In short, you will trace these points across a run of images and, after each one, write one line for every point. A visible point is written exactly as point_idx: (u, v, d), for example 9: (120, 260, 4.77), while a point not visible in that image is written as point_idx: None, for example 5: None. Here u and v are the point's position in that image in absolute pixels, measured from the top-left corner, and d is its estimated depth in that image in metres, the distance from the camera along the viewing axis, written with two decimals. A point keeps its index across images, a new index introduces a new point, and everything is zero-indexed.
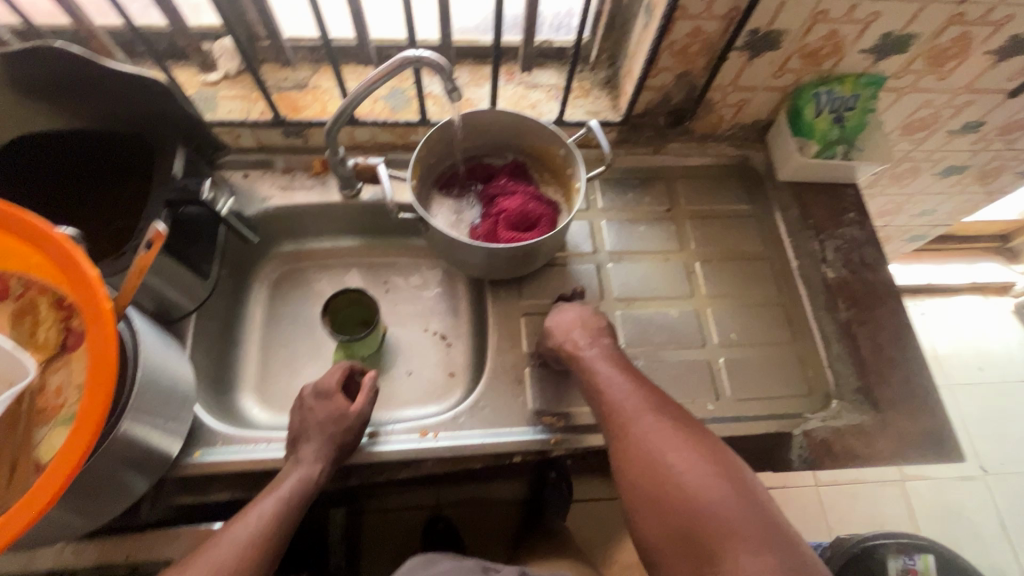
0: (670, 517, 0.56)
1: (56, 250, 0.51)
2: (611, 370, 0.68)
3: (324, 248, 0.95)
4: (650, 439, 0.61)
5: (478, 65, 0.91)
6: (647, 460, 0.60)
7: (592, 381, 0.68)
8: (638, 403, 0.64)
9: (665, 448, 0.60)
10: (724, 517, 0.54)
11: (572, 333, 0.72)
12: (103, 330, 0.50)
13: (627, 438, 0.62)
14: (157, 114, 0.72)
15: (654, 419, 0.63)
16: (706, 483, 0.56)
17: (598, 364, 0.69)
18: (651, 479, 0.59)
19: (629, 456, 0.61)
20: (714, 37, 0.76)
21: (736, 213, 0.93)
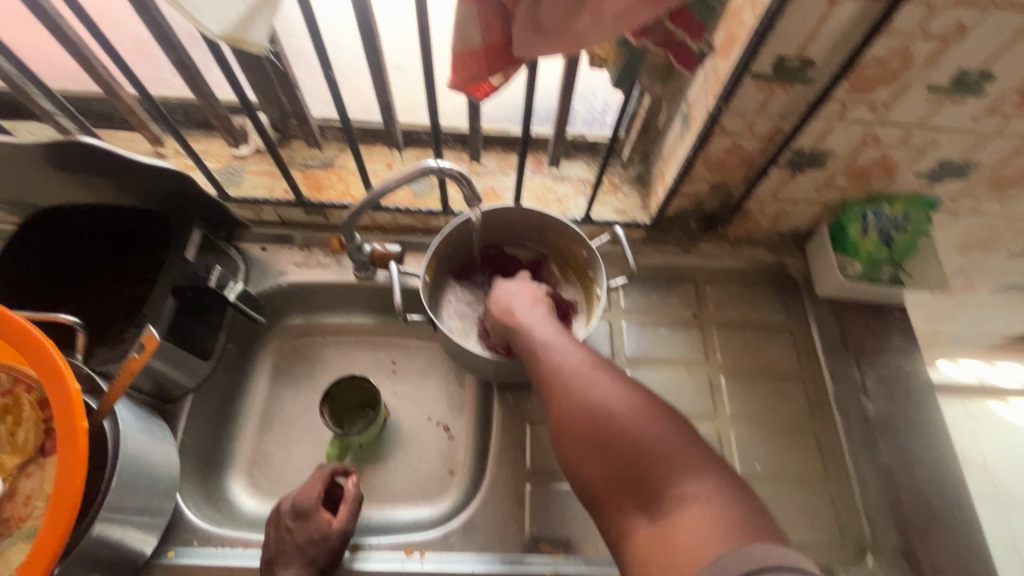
0: (598, 452, 0.49)
1: (37, 360, 0.48)
2: (538, 318, 0.62)
3: (335, 323, 0.93)
4: (574, 373, 0.54)
5: (506, 154, 0.89)
6: (569, 394, 0.52)
7: (526, 336, 0.60)
8: (565, 347, 0.57)
9: (589, 378, 0.53)
10: (651, 437, 0.48)
11: (508, 293, 0.66)
12: (70, 454, 0.46)
13: (552, 385, 0.54)
14: (178, 196, 0.73)
15: (578, 355, 0.56)
16: (637, 411, 0.49)
17: (530, 318, 0.62)
18: (579, 415, 0.51)
19: (557, 396, 0.53)
20: (754, 153, 0.72)
21: (770, 324, 0.87)
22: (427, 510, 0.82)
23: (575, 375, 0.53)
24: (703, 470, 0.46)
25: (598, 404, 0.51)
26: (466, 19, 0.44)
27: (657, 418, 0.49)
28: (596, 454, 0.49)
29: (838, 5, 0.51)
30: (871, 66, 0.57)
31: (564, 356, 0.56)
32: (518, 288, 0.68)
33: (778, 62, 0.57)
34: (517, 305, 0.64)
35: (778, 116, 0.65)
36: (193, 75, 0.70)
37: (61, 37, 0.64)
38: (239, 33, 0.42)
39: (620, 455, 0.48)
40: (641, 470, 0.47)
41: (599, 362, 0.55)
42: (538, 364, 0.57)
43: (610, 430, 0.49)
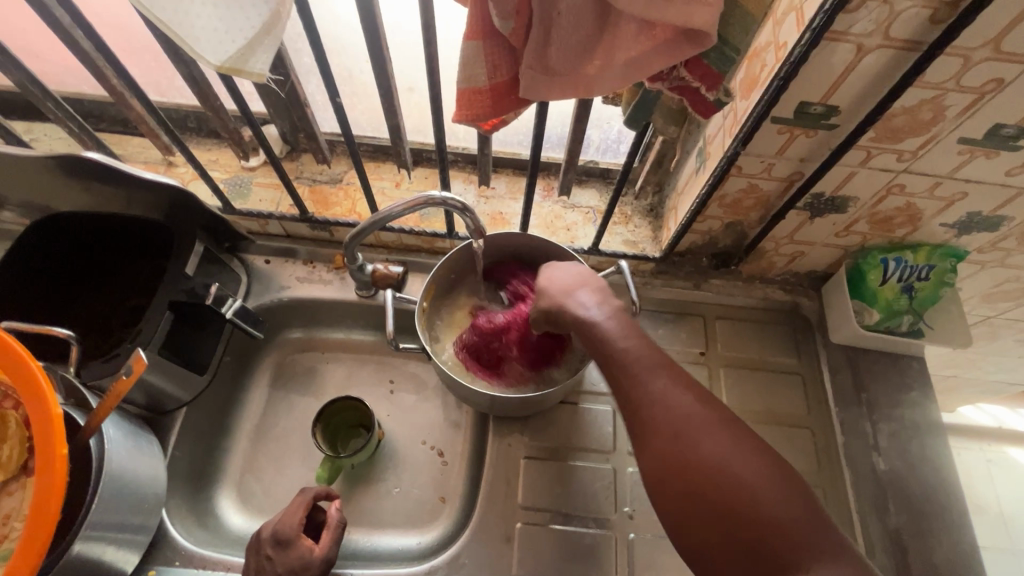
0: (704, 507, 0.43)
1: (23, 381, 0.48)
2: (622, 331, 0.54)
3: (335, 339, 0.92)
4: (679, 412, 0.47)
5: (516, 177, 0.87)
6: (675, 436, 0.46)
7: (611, 356, 0.53)
8: (659, 372, 0.50)
9: (698, 423, 0.46)
10: (773, 504, 0.41)
11: (578, 295, 0.59)
12: (49, 479, 0.46)
13: (651, 421, 0.48)
14: (182, 208, 0.72)
15: (681, 387, 0.49)
16: (758, 469, 0.43)
17: (614, 331, 0.54)
18: (685, 462, 0.44)
19: (656, 436, 0.47)
20: (772, 195, 0.69)
21: (780, 368, 0.84)
22: (414, 539, 0.80)
23: (679, 414, 0.47)
24: (834, 552, 0.39)
25: (711, 456, 0.44)
26: (473, 58, 0.42)
27: (776, 478, 0.43)
28: (701, 507, 0.43)
29: (867, 53, 0.49)
30: (899, 116, 0.54)
31: (666, 388, 0.49)
32: (584, 288, 0.60)
33: (800, 107, 0.55)
34: (589, 306, 0.57)
35: (798, 160, 0.62)
36: (203, 89, 0.69)
37: (73, 46, 0.64)
38: (239, 63, 0.41)
39: (734, 517, 0.42)
40: (756, 539, 0.41)
41: (708, 398, 0.48)
42: (629, 390, 0.50)
43: (725, 487, 0.43)
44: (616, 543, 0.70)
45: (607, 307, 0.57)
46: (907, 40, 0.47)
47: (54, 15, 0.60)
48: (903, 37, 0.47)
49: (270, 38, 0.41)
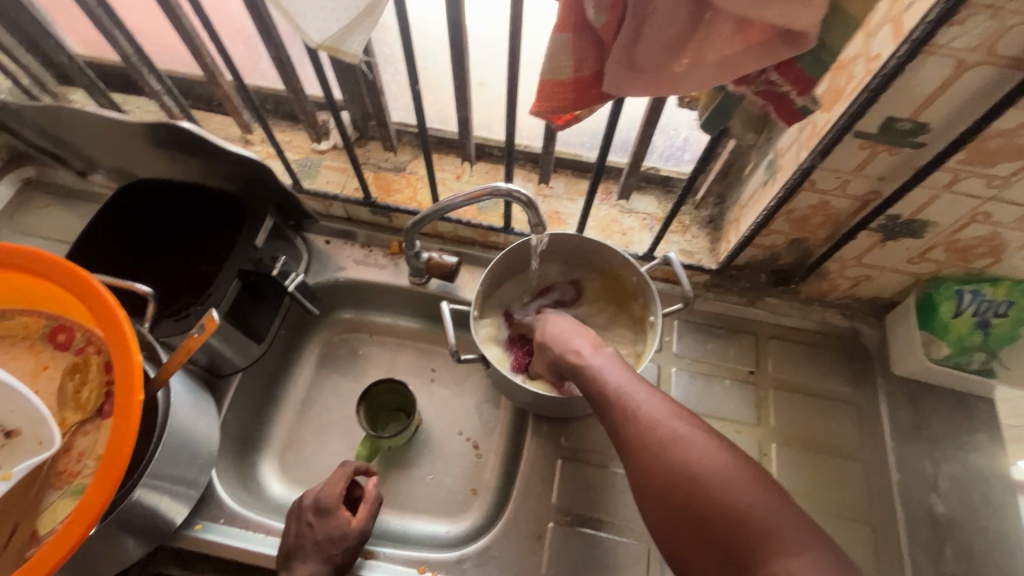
0: (683, 517, 0.45)
1: (110, 327, 0.51)
2: (608, 364, 0.57)
3: (384, 323, 0.95)
4: (656, 425, 0.50)
5: (576, 179, 0.88)
6: (648, 448, 0.49)
7: (599, 387, 0.55)
8: (638, 393, 0.53)
9: (671, 435, 0.49)
10: (739, 499, 0.44)
11: (573, 339, 0.62)
12: (125, 423, 0.49)
13: (634, 441, 0.50)
14: (257, 183, 0.76)
15: (660, 405, 0.52)
16: (726, 471, 0.45)
17: (605, 368, 0.57)
18: (660, 474, 0.47)
19: (634, 451, 0.49)
20: (843, 214, 0.67)
21: (833, 395, 0.80)
22: (444, 527, 0.81)
23: (658, 433, 0.49)
24: (805, 543, 0.41)
25: (683, 465, 0.47)
26: (561, 48, 0.43)
27: (742, 476, 0.45)
28: (684, 519, 0.45)
29: (969, 70, 0.47)
30: (995, 139, 0.51)
31: (642, 405, 0.52)
32: (579, 334, 0.64)
33: (887, 122, 0.53)
34: (580, 347, 0.61)
35: (876, 179, 0.60)
36: (289, 71, 0.73)
37: (176, 23, 0.68)
38: (337, 42, 0.43)
39: (706, 517, 0.44)
40: (727, 536, 0.43)
41: (684, 413, 0.51)
42: (611, 408, 0.53)
43: (696, 492, 0.45)
44: (649, 555, 0.69)
45: (597, 348, 0.60)
46: (1013, 59, 0.45)
47: None
48: (1008, 55, 0.45)
49: (370, 18, 0.42)
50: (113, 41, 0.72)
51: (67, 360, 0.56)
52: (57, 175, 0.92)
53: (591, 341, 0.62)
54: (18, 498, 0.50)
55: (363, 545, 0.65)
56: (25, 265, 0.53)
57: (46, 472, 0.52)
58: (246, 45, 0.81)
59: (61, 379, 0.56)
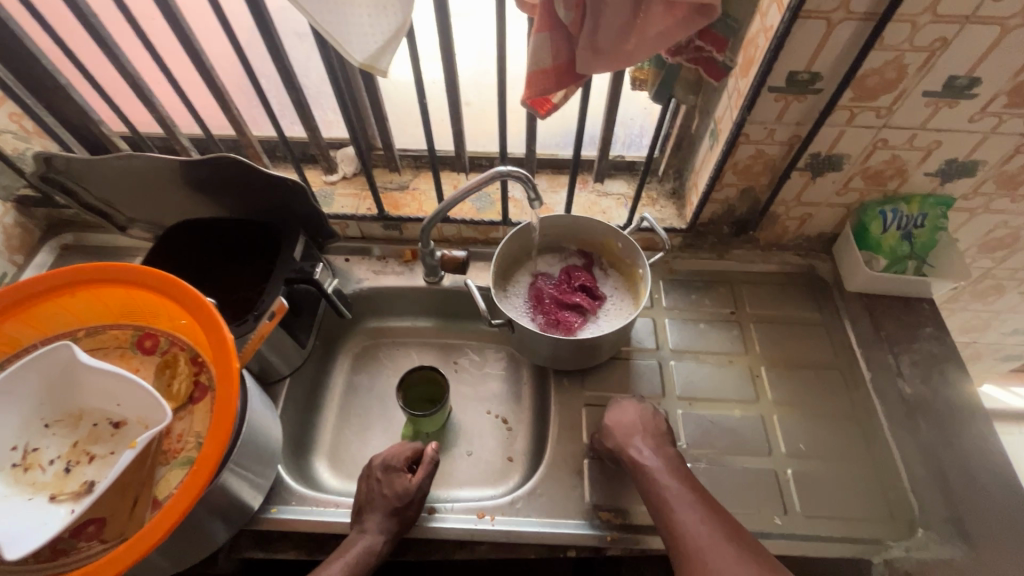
0: None
1: (202, 316, 0.60)
2: (667, 471, 0.69)
3: (404, 326, 1.04)
4: (695, 534, 0.61)
5: (556, 175, 1.02)
6: (689, 553, 0.60)
7: (655, 489, 0.67)
8: (690, 504, 0.64)
9: (707, 545, 0.60)
10: None
11: (634, 437, 0.74)
12: (228, 389, 0.59)
13: (674, 532, 0.63)
14: (290, 209, 0.87)
15: (703, 517, 0.63)
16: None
17: (658, 469, 0.69)
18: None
19: (679, 554, 0.61)
20: (777, 159, 0.82)
21: (802, 320, 0.94)
22: (489, 492, 0.89)
23: (692, 529, 0.62)
24: None
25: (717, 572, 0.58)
26: (541, 45, 0.57)
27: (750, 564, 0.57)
28: None
29: (837, 25, 0.63)
30: (871, 76, 0.68)
31: (689, 515, 0.63)
32: (641, 429, 0.75)
33: (790, 75, 0.69)
34: (641, 446, 0.72)
35: (795, 124, 0.76)
36: (307, 112, 0.86)
37: (210, 84, 0.81)
38: (373, 61, 0.56)
39: None
40: None
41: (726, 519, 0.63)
42: (663, 514, 0.65)
43: None
44: None
45: (653, 450, 0.72)
46: (865, 13, 0.62)
47: (203, 59, 0.78)
48: (861, 10, 0.62)
49: (396, 42, 0.56)
50: (153, 106, 0.84)
51: (156, 360, 0.65)
52: (92, 236, 1.02)
53: (651, 442, 0.73)
54: (133, 474, 0.58)
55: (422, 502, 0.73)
56: (118, 277, 0.62)
57: (154, 452, 0.59)
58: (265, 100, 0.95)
59: (155, 376, 0.64)
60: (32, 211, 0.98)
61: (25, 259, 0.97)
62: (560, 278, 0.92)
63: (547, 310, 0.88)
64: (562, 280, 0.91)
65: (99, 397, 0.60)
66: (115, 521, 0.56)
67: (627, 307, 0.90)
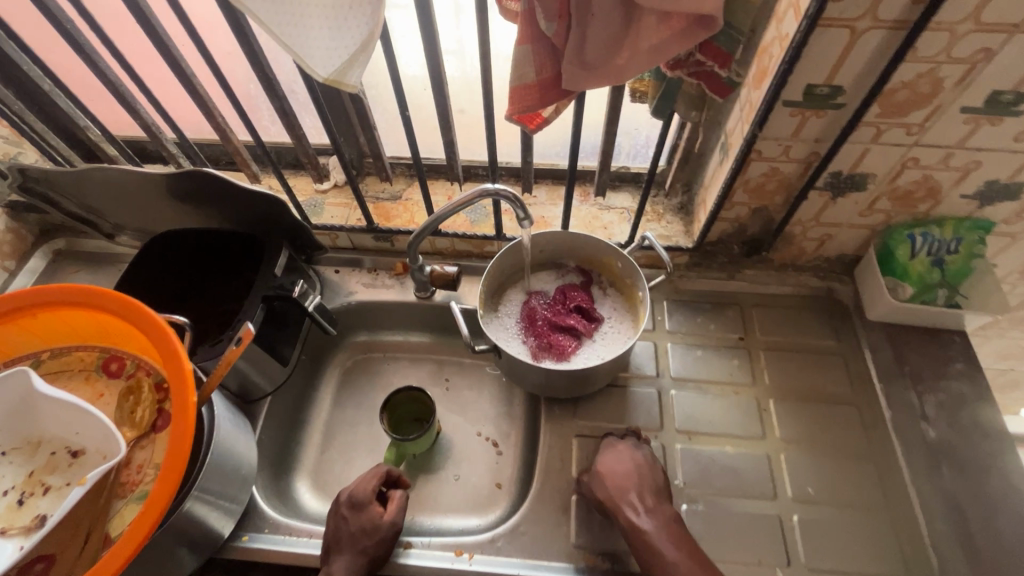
0: None
1: (161, 344, 0.57)
2: (671, 542, 0.64)
3: (396, 340, 1.01)
4: None
5: (555, 186, 0.96)
6: None
7: (659, 564, 0.63)
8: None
9: None
10: None
11: (630, 495, 0.68)
12: (184, 424, 0.55)
13: None
14: (273, 220, 0.84)
15: None
16: None
17: (660, 539, 0.64)
18: None
19: None
20: (793, 177, 0.75)
21: (816, 349, 0.87)
22: (474, 521, 0.85)
23: None
24: None
25: None
26: (523, 58, 0.52)
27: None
28: None
29: (862, 34, 0.56)
30: (901, 90, 0.60)
31: None
32: (637, 484, 0.70)
33: (807, 88, 0.62)
34: (639, 509, 0.67)
35: (813, 141, 0.69)
36: (292, 120, 0.83)
37: (191, 91, 0.78)
38: (339, 76, 0.51)
39: None
40: None
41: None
42: None
43: None
44: None
45: (651, 513, 0.67)
46: (894, 21, 0.54)
47: (181, 66, 0.74)
48: (890, 18, 0.54)
49: (365, 54, 0.51)
50: (134, 112, 0.81)
51: (121, 384, 0.63)
52: (85, 243, 1.01)
53: (648, 502, 0.68)
54: (89, 507, 0.56)
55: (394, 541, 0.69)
56: (79, 301, 0.59)
57: (111, 483, 0.57)
58: (251, 107, 0.92)
59: (118, 402, 0.62)
60: (24, 216, 0.97)
61: (17, 265, 0.97)
62: (553, 298, 0.86)
63: (539, 334, 0.83)
64: (556, 300, 0.86)
65: (57, 425, 0.58)
66: (66, 558, 0.54)
67: (626, 330, 0.84)
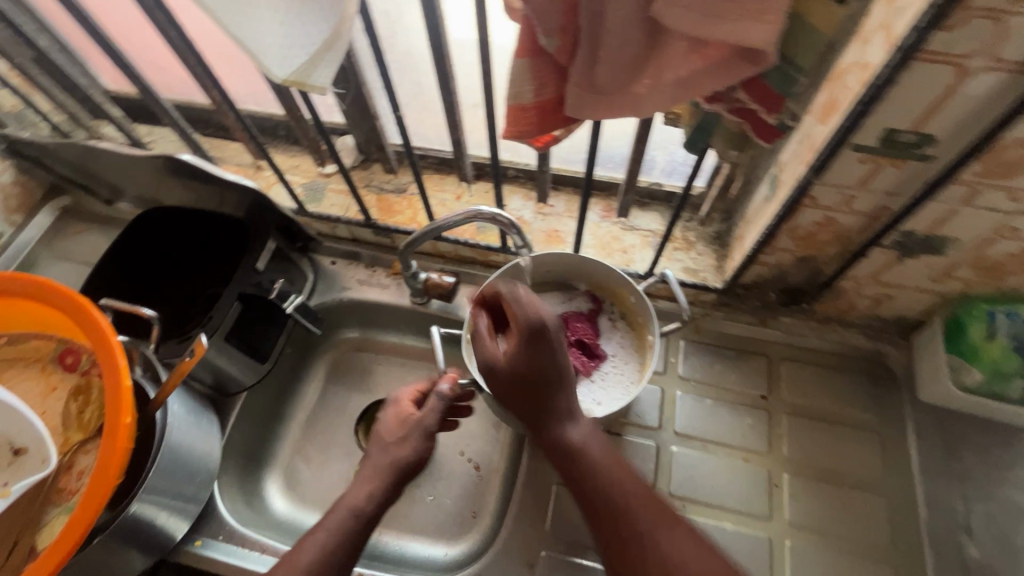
0: None
1: (104, 353, 0.54)
2: (598, 445, 0.56)
3: (389, 341, 0.95)
4: (631, 509, 0.51)
5: (576, 196, 0.86)
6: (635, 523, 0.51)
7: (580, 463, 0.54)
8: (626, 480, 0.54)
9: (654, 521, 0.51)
10: None
11: (556, 401, 0.56)
12: (113, 446, 0.51)
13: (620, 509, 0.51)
14: (258, 207, 0.77)
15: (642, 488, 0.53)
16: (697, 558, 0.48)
17: (585, 440, 0.56)
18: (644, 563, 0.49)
19: (609, 538, 0.51)
20: (853, 230, 0.62)
21: (851, 422, 0.76)
22: (441, 550, 0.80)
23: (634, 493, 0.53)
24: None
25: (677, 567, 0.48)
26: (520, 74, 0.42)
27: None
28: None
29: (972, 75, 0.42)
30: (1012, 149, 0.47)
31: (626, 477, 0.54)
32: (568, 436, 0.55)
33: (886, 134, 0.49)
34: (555, 391, 0.56)
35: (883, 194, 0.56)
36: (289, 100, 0.75)
37: None
38: (302, 77, 0.44)
39: None
40: None
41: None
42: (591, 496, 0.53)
43: None
44: None
45: (577, 423, 0.57)
46: (1021, 63, 0.41)
47: None
48: (1015, 59, 0.41)
49: (331, 54, 0.43)
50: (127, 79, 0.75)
51: (73, 380, 0.59)
52: (90, 203, 0.99)
53: (570, 402, 0.56)
54: (21, 511, 0.54)
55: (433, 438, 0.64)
56: (33, 293, 0.56)
57: (48, 488, 0.54)
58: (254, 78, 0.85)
59: (66, 400, 0.58)
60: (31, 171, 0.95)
61: (23, 220, 0.95)
62: (553, 329, 0.77)
63: None
64: None
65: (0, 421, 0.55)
66: None
67: (631, 371, 0.74)
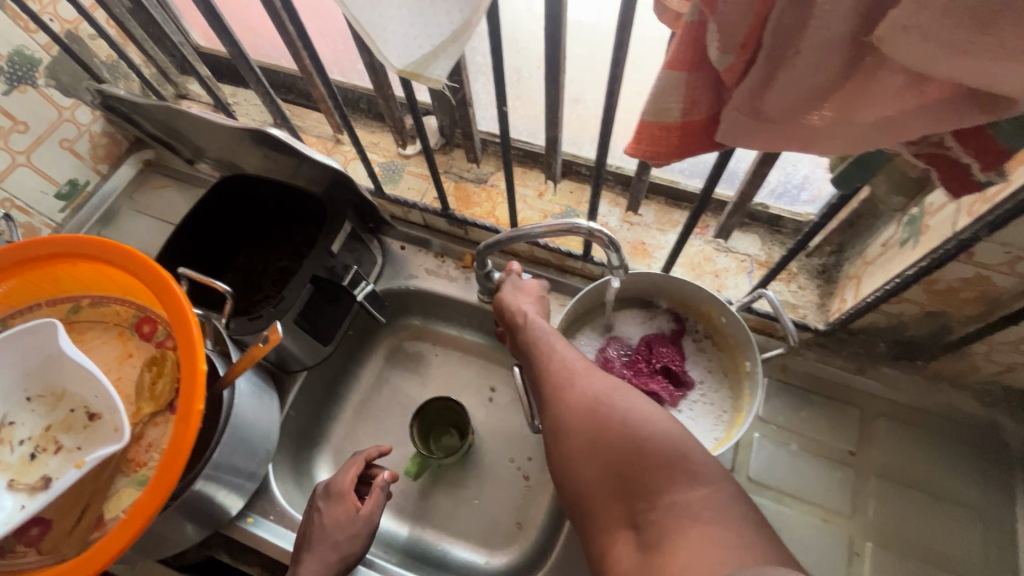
0: (596, 427, 0.47)
1: (181, 330, 0.52)
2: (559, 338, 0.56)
3: (449, 333, 0.92)
4: (571, 367, 0.52)
5: (668, 207, 0.79)
6: (567, 381, 0.51)
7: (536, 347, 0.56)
8: (563, 347, 0.55)
9: (582, 374, 0.51)
10: (657, 433, 0.45)
11: (523, 302, 0.62)
12: (182, 431, 0.49)
13: (568, 380, 0.51)
14: (338, 183, 0.74)
15: (578, 356, 0.54)
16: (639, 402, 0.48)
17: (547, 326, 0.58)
18: (579, 406, 0.49)
19: (558, 390, 0.51)
20: (1004, 293, 0.53)
21: (950, 495, 0.68)
22: (483, 557, 0.78)
23: (577, 364, 0.52)
24: (709, 483, 0.42)
25: (604, 398, 0.48)
26: (672, 88, 0.36)
27: (736, 527, 0.39)
28: (590, 473, 0.46)
29: None
30: None
31: (563, 352, 0.54)
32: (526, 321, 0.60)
33: None
34: (524, 303, 0.62)
35: None
36: (380, 77, 0.72)
37: None
38: (419, 68, 0.39)
39: (620, 455, 0.45)
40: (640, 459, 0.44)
41: (658, 426, 0.46)
42: (548, 372, 0.53)
43: (608, 421, 0.46)
44: None
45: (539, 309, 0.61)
46: None
47: None
48: None
49: (456, 44, 0.38)
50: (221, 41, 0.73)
51: (149, 350, 0.59)
52: (172, 159, 0.99)
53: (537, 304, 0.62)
54: (93, 478, 0.54)
55: (371, 536, 0.64)
56: (116, 260, 0.55)
57: (118, 458, 0.54)
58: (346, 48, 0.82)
59: (142, 369, 0.58)
60: None
61: (110, 170, 0.96)
62: (636, 353, 0.72)
63: None
64: (637, 355, 0.71)
65: (80, 383, 0.56)
66: (59, 527, 0.52)
67: (718, 402, 0.69)
